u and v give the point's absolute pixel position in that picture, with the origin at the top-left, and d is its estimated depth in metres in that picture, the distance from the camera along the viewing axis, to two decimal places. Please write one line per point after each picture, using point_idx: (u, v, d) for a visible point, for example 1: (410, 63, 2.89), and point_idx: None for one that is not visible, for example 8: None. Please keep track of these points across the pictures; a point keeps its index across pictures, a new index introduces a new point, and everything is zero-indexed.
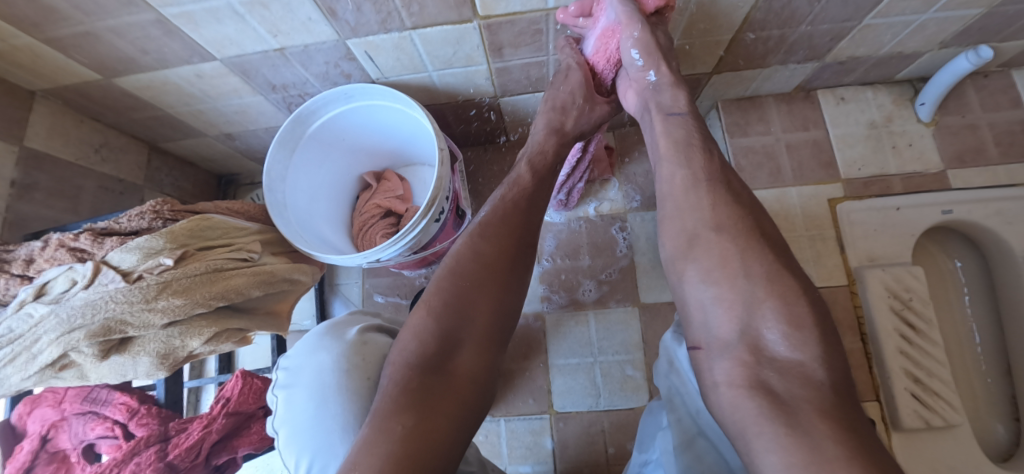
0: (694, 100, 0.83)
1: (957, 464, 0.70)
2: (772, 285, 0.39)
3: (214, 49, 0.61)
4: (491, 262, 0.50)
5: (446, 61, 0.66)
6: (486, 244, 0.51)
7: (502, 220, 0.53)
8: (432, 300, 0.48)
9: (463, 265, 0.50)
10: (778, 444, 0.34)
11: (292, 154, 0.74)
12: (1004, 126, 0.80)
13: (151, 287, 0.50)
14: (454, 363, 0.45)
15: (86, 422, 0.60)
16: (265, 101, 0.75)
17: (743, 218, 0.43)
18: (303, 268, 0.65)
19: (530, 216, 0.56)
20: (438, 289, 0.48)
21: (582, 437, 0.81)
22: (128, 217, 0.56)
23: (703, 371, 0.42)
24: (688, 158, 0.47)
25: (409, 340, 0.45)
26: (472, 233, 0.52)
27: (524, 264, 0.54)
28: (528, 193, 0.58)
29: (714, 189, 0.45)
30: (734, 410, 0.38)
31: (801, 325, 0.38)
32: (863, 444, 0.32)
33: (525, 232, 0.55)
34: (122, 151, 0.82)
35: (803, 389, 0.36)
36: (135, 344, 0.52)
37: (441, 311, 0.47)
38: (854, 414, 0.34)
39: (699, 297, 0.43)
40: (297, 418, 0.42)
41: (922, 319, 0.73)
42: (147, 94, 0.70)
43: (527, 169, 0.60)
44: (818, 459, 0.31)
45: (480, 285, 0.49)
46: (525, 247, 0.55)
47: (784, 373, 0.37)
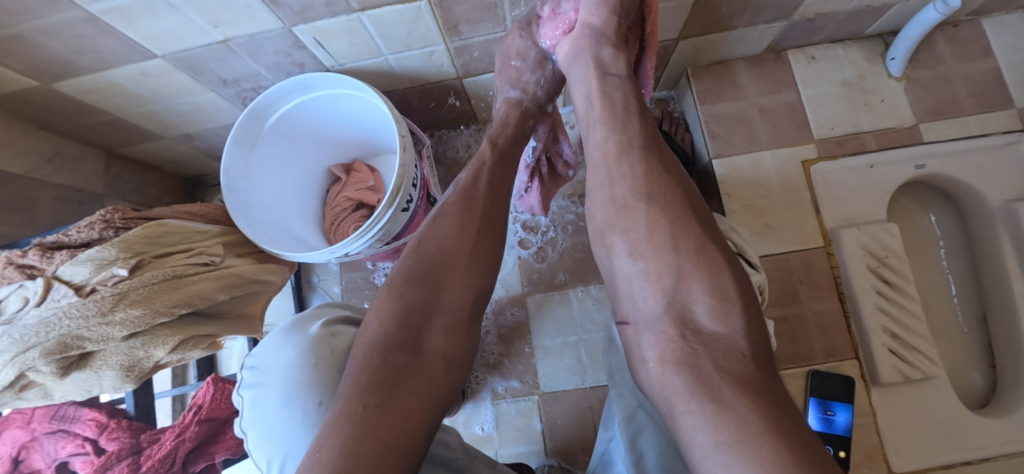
0: (664, 68, 0.81)
1: (936, 415, 0.71)
2: (699, 258, 0.36)
3: (152, 45, 0.58)
4: (458, 237, 0.48)
5: (402, 43, 0.63)
6: (451, 221, 0.49)
7: (466, 195, 0.51)
8: (395, 279, 0.46)
9: (427, 244, 0.47)
10: (704, 420, 0.31)
11: (253, 151, 0.71)
12: (975, 77, 0.79)
13: (106, 299, 0.49)
14: (424, 340, 0.42)
15: (56, 441, 0.59)
16: (219, 97, 0.72)
17: (672, 190, 0.40)
18: (271, 268, 0.64)
19: (499, 197, 0.53)
20: (402, 267, 0.46)
21: (572, 414, 0.82)
22: (77, 228, 0.54)
23: (632, 347, 0.39)
24: (623, 123, 0.44)
25: (371, 320, 0.43)
26: (435, 213, 0.50)
27: (496, 237, 0.50)
28: (490, 166, 0.55)
29: (648, 159, 0.42)
30: (663, 387, 0.35)
31: (725, 298, 0.35)
32: (786, 424, 0.29)
33: (493, 208, 0.52)
34: (78, 159, 0.78)
35: (727, 359, 0.33)
36: (96, 358, 0.50)
37: (406, 288, 0.44)
38: (776, 386, 0.32)
39: (625, 269, 0.40)
40: (267, 413, 0.41)
41: (898, 275, 0.73)
42: (93, 98, 0.67)
43: (489, 145, 0.58)
44: (742, 436, 0.28)
45: (447, 260, 0.46)
46: (492, 221, 0.51)
47: (708, 346, 0.34)
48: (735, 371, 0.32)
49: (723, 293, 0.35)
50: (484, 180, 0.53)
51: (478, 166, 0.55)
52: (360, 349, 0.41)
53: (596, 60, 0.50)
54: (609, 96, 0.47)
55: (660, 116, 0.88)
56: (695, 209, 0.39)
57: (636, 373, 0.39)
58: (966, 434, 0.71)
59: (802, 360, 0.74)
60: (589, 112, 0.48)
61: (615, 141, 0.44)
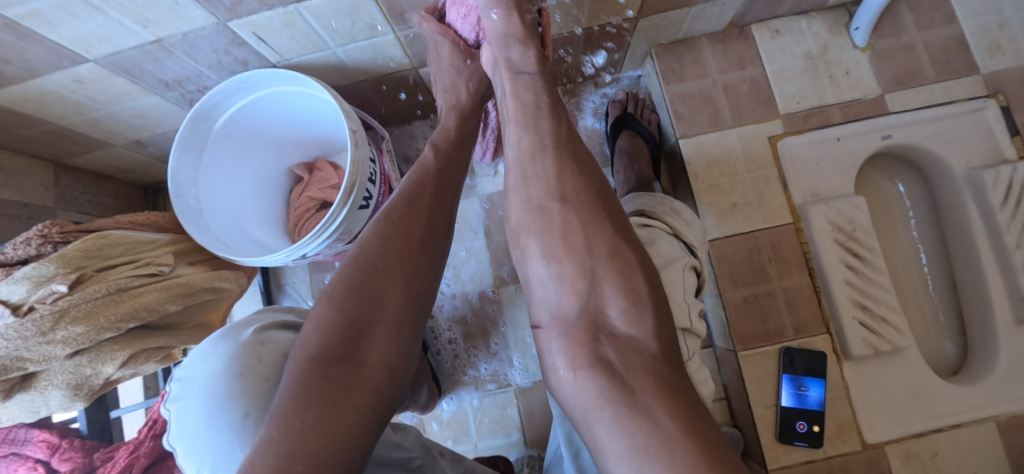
0: (625, 49, 0.79)
1: (908, 386, 0.72)
2: (612, 260, 0.37)
3: (80, 49, 0.55)
4: (398, 245, 0.47)
5: (347, 35, 0.61)
6: (393, 228, 0.48)
7: (409, 201, 0.50)
8: (335, 290, 0.45)
9: (368, 252, 0.46)
10: (616, 429, 0.33)
11: (202, 156, 0.69)
12: (938, 44, 0.78)
13: (46, 318, 0.47)
14: (364, 351, 0.43)
15: (9, 464, 0.62)
16: (163, 101, 0.69)
17: (585, 192, 0.38)
18: (225, 274, 0.62)
19: (442, 202, 0.52)
20: (342, 277, 0.46)
21: (549, 403, 0.81)
22: (12, 245, 0.51)
23: (545, 351, 0.39)
24: (535, 123, 0.41)
25: (309, 333, 0.43)
26: (378, 219, 0.49)
27: (436, 243, 0.51)
28: (434, 174, 0.53)
29: (560, 158, 0.39)
30: (575, 393, 0.36)
31: (637, 301, 0.36)
32: (694, 418, 0.32)
33: (434, 216, 0.51)
34: (24, 172, 0.75)
35: (637, 365, 0.35)
36: (40, 378, 0.48)
37: (346, 300, 0.44)
38: (681, 381, 0.35)
39: (541, 272, 0.39)
40: (190, 425, 0.41)
41: (866, 248, 0.73)
42: (28, 108, 0.64)
43: (431, 150, 0.56)
44: (657, 440, 0.31)
45: (388, 268, 0.46)
46: (431, 227, 0.50)
47: (620, 349, 0.36)
48: (648, 375, 0.34)
49: (636, 295, 0.36)
50: (429, 184, 0.52)
51: (418, 174, 0.54)
52: (297, 362, 0.41)
53: (507, 62, 0.46)
54: (529, 86, 0.44)
55: (624, 100, 0.88)
56: (608, 208, 0.38)
57: (549, 378, 0.39)
58: (938, 401, 0.71)
59: (773, 337, 0.73)
60: (505, 112, 0.45)
61: (527, 139, 0.41)
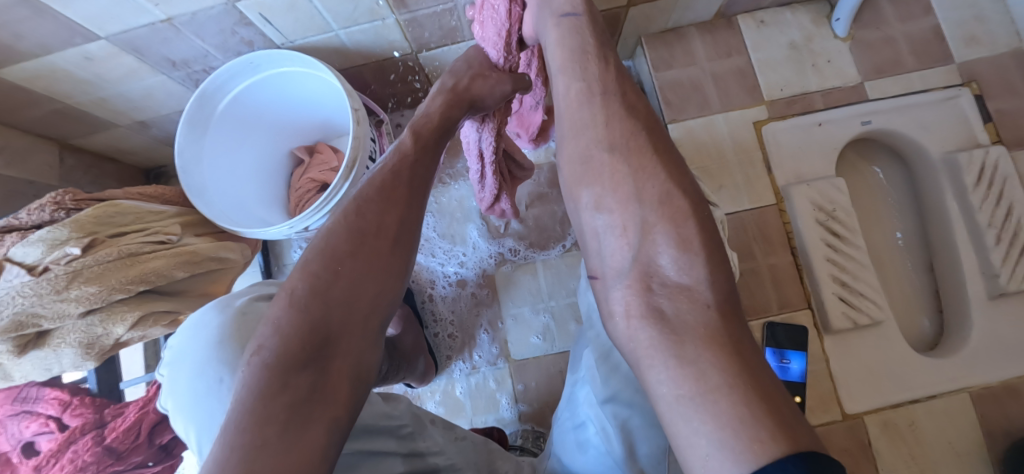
0: (617, 38, 0.82)
1: (886, 358, 0.75)
2: (664, 207, 0.35)
3: (93, 26, 0.57)
4: (367, 241, 0.43)
5: (350, 18, 0.64)
6: (364, 220, 0.44)
7: (382, 189, 0.46)
8: (294, 292, 0.39)
9: (336, 244, 0.42)
10: (668, 372, 0.30)
11: (204, 137, 0.72)
12: (916, 35, 0.82)
13: (60, 277, 0.49)
14: (331, 361, 0.38)
15: (20, 421, 0.57)
16: (169, 81, 0.72)
17: (635, 139, 0.39)
18: (230, 245, 0.64)
19: (417, 195, 0.48)
20: (304, 272, 0.40)
21: (542, 380, 0.84)
22: (27, 211, 0.53)
23: (603, 300, 0.38)
24: (584, 69, 0.43)
25: (263, 339, 0.37)
26: (347, 208, 0.44)
27: (408, 239, 0.46)
28: (409, 160, 0.50)
29: (609, 104, 0.41)
30: (629, 341, 0.34)
31: (689, 248, 0.34)
32: (748, 364, 0.29)
33: (408, 208, 0.47)
34: (29, 152, 0.77)
35: (688, 317, 0.32)
36: (54, 336, 0.50)
37: (305, 304, 0.39)
38: (740, 336, 0.30)
39: (597, 219, 0.39)
40: (179, 387, 0.44)
41: (846, 228, 0.76)
42: (38, 85, 0.66)
43: (410, 136, 0.52)
44: (704, 389, 0.28)
45: (359, 265, 0.41)
46: (405, 221, 0.46)
47: (672, 297, 0.33)
48: (697, 321, 0.31)
49: (687, 241, 0.34)
50: (402, 172, 0.48)
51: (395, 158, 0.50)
52: (253, 372, 0.35)
53: (548, 7, 0.47)
54: (578, 34, 0.45)
55: None
56: (660, 154, 0.38)
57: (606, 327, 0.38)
58: (913, 373, 0.74)
59: (757, 313, 0.77)
60: (552, 65, 0.46)
61: (580, 85, 0.42)
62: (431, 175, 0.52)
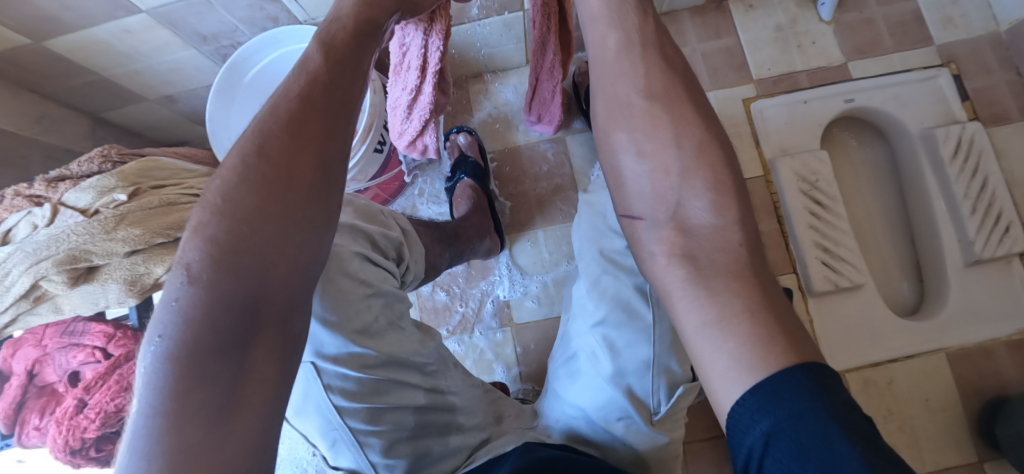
0: None
1: (866, 318, 0.79)
2: (700, 156, 0.38)
3: (136, 0, 0.63)
4: (278, 191, 0.30)
5: None
6: (272, 165, 0.30)
7: (296, 114, 0.31)
8: (187, 268, 0.27)
9: (240, 199, 0.29)
10: (699, 302, 0.33)
11: (231, 103, 0.77)
12: (894, 18, 0.88)
13: (109, 219, 0.55)
14: (257, 349, 0.29)
15: (68, 353, 0.58)
16: (199, 55, 0.78)
17: (677, 89, 0.40)
18: None
19: (338, 124, 0.33)
20: (202, 238, 0.28)
21: (542, 341, 0.89)
22: (78, 163, 0.60)
23: (638, 242, 0.40)
24: (621, 17, 0.42)
25: (157, 333, 0.26)
26: (245, 146, 0.30)
27: (330, 188, 0.32)
28: (326, 71, 0.33)
29: (649, 56, 0.41)
30: (664, 277, 0.37)
31: (721, 194, 0.37)
32: (767, 295, 0.33)
33: (327, 145, 0.32)
34: (66, 121, 0.83)
35: (718, 256, 0.35)
36: (102, 272, 0.55)
37: (208, 281, 0.27)
38: (766, 277, 0.34)
39: (638, 159, 0.40)
40: None
41: (829, 197, 0.81)
42: (79, 57, 0.72)
43: (319, 41, 0.35)
44: (726, 313, 0.32)
45: (276, 226, 0.29)
46: (330, 159, 0.32)
47: (705, 236, 0.36)
48: (727, 260, 0.34)
49: (721, 187, 0.37)
50: (315, 91, 0.32)
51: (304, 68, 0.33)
52: (157, 378, 0.26)
53: None
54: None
55: None
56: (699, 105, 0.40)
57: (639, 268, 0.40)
58: (892, 334, 0.79)
59: None
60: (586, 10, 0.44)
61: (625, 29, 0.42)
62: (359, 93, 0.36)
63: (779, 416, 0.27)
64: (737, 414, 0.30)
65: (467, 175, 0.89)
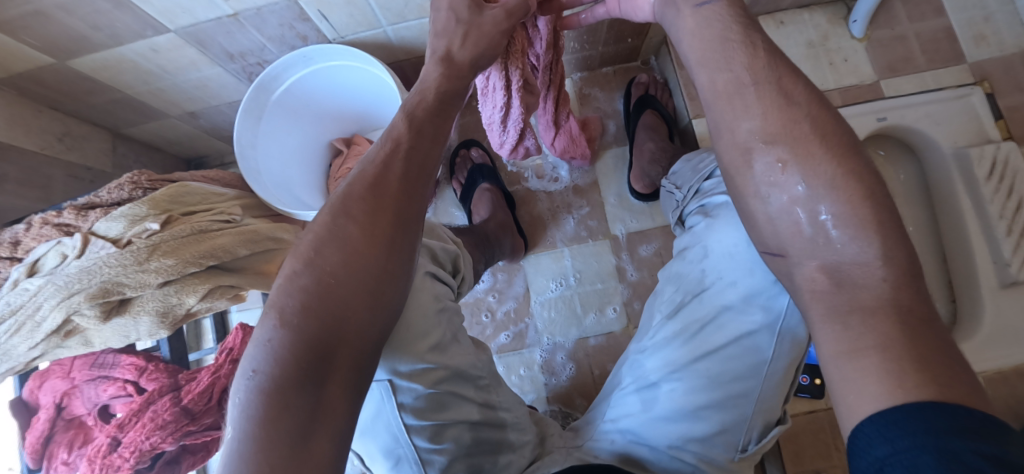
0: (644, 37, 0.86)
1: None
2: (846, 182, 0.32)
3: (166, 20, 0.61)
4: (357, 247, 0.37)
5: (399, 14, 0.68)
6: (354, 226, 0.38)
7: (373, 186, 0.39)
8: (287, 307, 0.35)
9: (326, 255, 0.37)
10: (834, 332, 0.31)
11: (258, 122, 0.76)
12: (928, 35, 0.87)
13: (141, 250, 0.53)
14: (331, 378, 0.35)
15: (97, 386, 0.57)
16: (225, 73, 0.76)
17: (821, 113, 0.33)
18: (285, 227, 0.67)
19: (410, 195, 0.41)
20: (295, 287, 0.36)
21: (569, 362, 0.87)
22: (107, 190, 0.58)
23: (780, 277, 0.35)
24: (727, 58, 0.35)
25: (258, 358, 0.34)
26: (334, 212, 0.39)
27: (401, 244, 0.39)
28: (402, 150, 0.42)
29: (771, 92, 0.33)
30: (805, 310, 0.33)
31: (871, 221, 0.31)
32: (927, 341, 0.28)
33: (402, 208, 0.40)
34: (85, 138, 0.82)
35: (862, 287, 0.30)
36: (134, 304, 0.54)
37: (300, 318, 0.35)
38: (927, 313, 0.29)
39: (776, 188, 0.33)
40: None
41: None
42: (103, 75, 0.71)
43: (403, 117, 0.44)
44: (853, 348, 0.29)
45: (351, 278, 0.37)
46: (400, 219, 0.40)
47: (857, 269, 0.31)
48: (871, 295, 0.30)
49: (881, 213, 0.31)
50: (394, 167, 0.41)
51: (386, 147, 0.42)
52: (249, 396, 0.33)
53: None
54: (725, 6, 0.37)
55: (647, 82, 0.93)
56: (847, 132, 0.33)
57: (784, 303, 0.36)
58: None
59: None
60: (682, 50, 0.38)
61: (742, 61, 0.35)
62: (434, 163, 0.44)
63: (898, 445, 0.25)
64: (857, 436, 0.28)
65: (484, 180, 0.91)
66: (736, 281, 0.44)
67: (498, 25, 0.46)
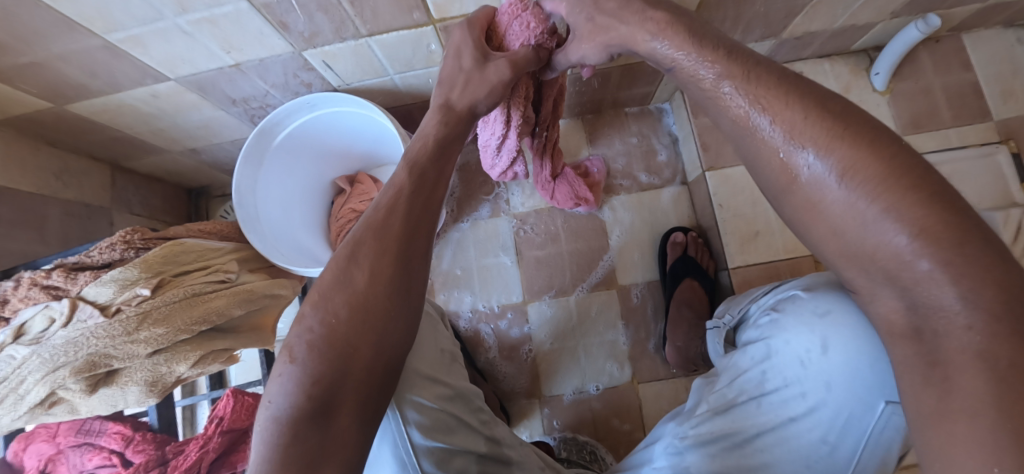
0: (658, 83, 0.83)
1: None
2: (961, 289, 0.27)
3: (166, 69, 0.59)
4: (363, 290, 0.37)
5: (407, 63, 0.66)
6: (358, 267, 0.37)
7: (376, 233, 0.38)
8: (295, 348, 0.35)
9: (329, 300, 0.36)
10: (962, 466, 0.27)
11: (259, 169, 0.74)
12: (955, 89, 0.84)
13: (131, 319, 0.51)
14: (335, 417, 0.34)
15: (83, 454, 0.56)
16: (226, 115, 0.74)
17: (879, 181, 0.29)
18: (282, 282, 0.66)
19: (415, 232, 0.39)
20: (303, 331, 0.36)
21: (573, 416, 0.85)
22: (98, 249, 0.56)
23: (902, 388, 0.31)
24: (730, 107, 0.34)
25: (272, 397, 0.35)
26: (341, 254, 0.38)
27: (406, 282, 0.38)
28: (407, 191, 0.40)
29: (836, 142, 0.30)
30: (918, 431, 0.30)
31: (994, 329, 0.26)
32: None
33: (406, 248, 0.38)
34: (84, 174, 0.80)
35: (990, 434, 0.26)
36: (122, 374, 0.52)
37: (309, 356, 0.35)
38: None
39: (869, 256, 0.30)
40: None
41: None
42: (103, 117, 0.69)
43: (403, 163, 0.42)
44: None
45: (353, 319, 0.36)
46: (406, 259, 0.38)
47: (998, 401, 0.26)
48: (954, 343, 0.28)
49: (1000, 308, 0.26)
50: (398, 204, 0.39)
51: (390, 186, 0.41)
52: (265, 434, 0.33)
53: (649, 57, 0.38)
54: (753, 81, 0.33)
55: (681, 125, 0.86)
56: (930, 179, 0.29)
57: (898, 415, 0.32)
58: None
59: None
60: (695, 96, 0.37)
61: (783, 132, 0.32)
62: (443, 188, 0.43)
63: None
64: None
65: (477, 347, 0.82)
66: (807, 394, 0.40)
67: (502, 77, 0.44)
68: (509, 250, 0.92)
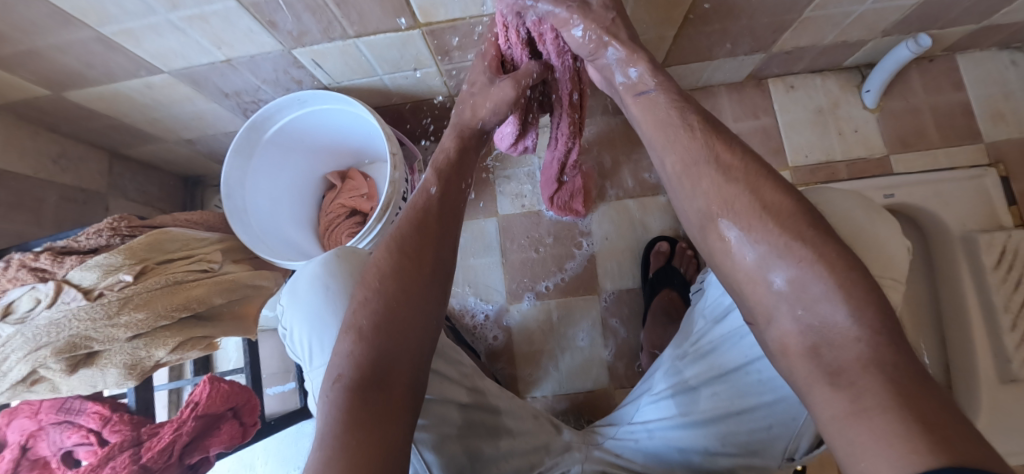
0: None
1: None
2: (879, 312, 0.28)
3: (159, 62, 0.61)
4: (411, 270, 0.41)
5: (395, 64, 0.67)
6: (403, 254, 0.42)
7: (419, 226, 0.44)
8: (360, 324, 0.39)
9: (383, 282, 0.41)
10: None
11: (249, 160, 0.76)
12: (944, 110, 0.84)
13: (113, 303, 0.53)
14: (395, 377, 0.38)
15: (62, 431, 0.57)
16: (220, 108, 0.76)
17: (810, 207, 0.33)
18: (265, 274, 0.68)
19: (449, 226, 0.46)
20: (364, 309, 0.40)
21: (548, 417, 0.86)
22: (86, 234, 0.59)
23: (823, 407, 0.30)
24: (672, 138, 0.39)
25: (340, 366, 0.38)
26: (388, 246, 0.43)
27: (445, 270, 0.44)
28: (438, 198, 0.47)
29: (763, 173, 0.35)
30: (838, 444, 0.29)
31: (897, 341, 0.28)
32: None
33: (444, 240, 0.44)
34: (82, 159, 0.82)
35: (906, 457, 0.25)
36: (102, 356, 0.54)
37: (372, 327, 0.39)
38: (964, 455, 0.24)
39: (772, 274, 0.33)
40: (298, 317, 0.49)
41: None
42: (100, 106, 0.71)
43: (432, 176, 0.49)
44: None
45: (406, 295, 0.40)
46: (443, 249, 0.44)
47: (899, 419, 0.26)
48: (854, 357, 0.29)
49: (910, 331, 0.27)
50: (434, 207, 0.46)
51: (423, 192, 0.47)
52: (335, 396, 0.36)
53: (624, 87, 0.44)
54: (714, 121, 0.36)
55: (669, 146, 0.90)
56: (822, 226, 0.33)
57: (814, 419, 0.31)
58: None
59: None
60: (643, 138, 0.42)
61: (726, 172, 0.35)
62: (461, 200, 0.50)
63: None
64: None
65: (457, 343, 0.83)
66: None
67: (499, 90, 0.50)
68: (495, 251, 0.93)
